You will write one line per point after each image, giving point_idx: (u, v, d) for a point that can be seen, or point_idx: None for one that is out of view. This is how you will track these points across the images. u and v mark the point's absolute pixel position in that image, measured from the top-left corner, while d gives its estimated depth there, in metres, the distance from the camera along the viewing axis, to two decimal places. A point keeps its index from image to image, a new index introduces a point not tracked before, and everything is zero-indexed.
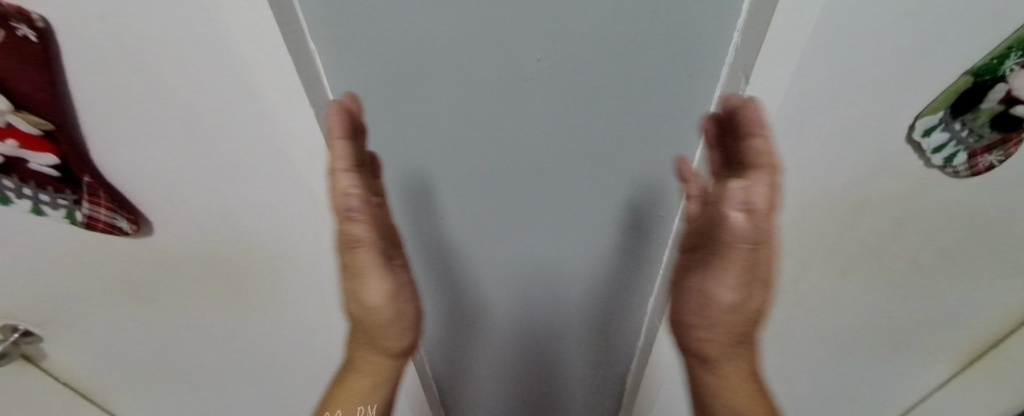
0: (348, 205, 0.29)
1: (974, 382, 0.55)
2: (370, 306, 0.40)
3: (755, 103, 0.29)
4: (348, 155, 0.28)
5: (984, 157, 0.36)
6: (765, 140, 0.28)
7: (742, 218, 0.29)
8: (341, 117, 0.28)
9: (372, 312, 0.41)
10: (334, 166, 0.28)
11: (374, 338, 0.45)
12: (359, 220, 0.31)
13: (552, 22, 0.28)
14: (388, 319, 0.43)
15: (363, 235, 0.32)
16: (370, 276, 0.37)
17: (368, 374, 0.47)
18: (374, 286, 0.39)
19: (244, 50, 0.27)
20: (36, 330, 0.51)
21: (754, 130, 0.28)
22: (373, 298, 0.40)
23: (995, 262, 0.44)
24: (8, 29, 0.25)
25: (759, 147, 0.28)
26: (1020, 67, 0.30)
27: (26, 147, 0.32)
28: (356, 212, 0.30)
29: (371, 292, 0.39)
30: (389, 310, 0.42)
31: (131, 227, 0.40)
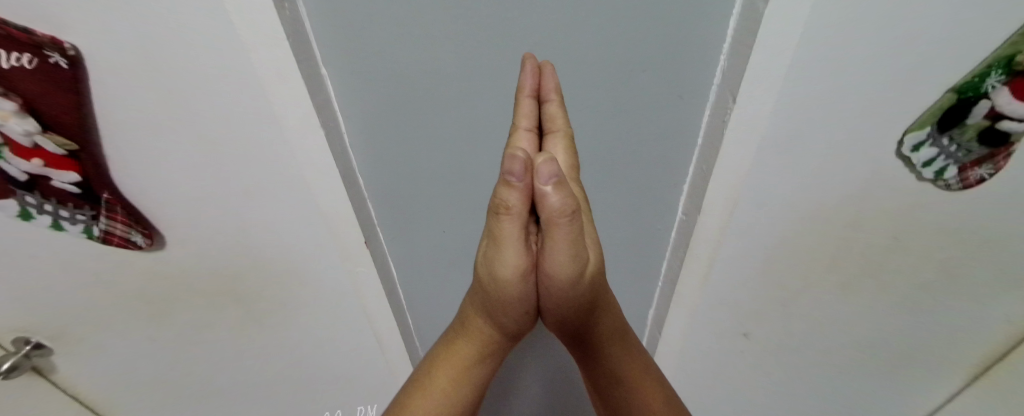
0: (511, 168, 0.23)
1: (982, 395, 0.54)
2: (503, 281, 0.30)
3: (546, 68, 0.29)
4: (531, 115, 0.30)
5: (974, 170, 0.36)
6: (557, 104, 0.30)
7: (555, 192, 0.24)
8: (550, 77, 0.29)
9: (505, 289, 0.31)
10: (519, 124, 0.30)
11: (492, 311, 0.34)
12: (516, 186, 0.24)
13: (547, 52, 0.30)
14: (519, 299, 0.32)
15: (516, 204, 0.25)
16: (509, 248, 0.28)
17: (476, 343, 0.37)
18: (511, 260, 0.28)
19: (265, 77, 0.29)
20: (48, 343, 0.52)
21: (547, 94, 0.30)
22: (507, 273, 0.29)
23: (998, 278, 0.44)
24: (43, 57, 0.28)
25: (552, 112, 0.30)
26: (1001, 85, 0.30)
27: (51, 166, 0.34)
28: (517, 177, 0.24)
29: (507, 269, 0.29)
30: (525, 290, 0.31)
31: (146, 241, 0.41)
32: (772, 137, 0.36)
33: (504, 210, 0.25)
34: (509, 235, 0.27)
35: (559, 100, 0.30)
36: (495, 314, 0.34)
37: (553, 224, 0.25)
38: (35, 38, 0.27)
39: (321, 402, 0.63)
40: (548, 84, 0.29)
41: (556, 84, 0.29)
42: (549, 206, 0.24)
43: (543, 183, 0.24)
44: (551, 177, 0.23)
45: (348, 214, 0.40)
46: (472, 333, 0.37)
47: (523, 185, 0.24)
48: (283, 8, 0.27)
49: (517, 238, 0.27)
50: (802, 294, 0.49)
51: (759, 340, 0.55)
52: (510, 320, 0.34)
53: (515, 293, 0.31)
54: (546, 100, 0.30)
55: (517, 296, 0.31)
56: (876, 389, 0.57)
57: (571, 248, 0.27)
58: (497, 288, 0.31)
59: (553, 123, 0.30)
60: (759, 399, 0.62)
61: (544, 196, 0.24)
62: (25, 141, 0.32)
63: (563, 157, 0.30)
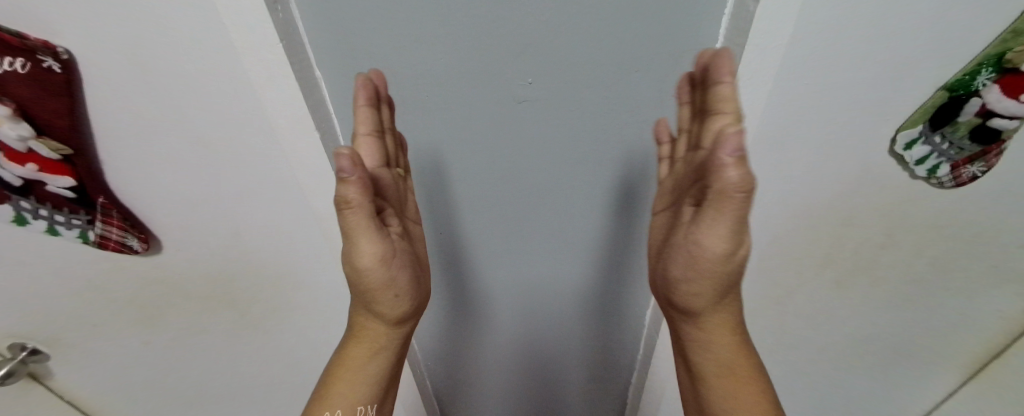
0: (339, 167, 0.23)
1: (977, 388, 0.54)
2: (363, 270, 0.32)
3: (727, 52, 0.25)
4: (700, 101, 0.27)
5: (967, 168, 0.36)
6: (732, 87, 0.25)
7: (735, 169, 0.20)
8: (728, 59, 0.25)
9: (366, 277, 0.33)
10: (357, 131, 0.28)
11: (368, 304, 0.36)
12: (352, 181, 0.25)
13: (540, 52, 0.30)
14: (384, 285, 0.34)
15: (355, 197, 0.26)
16: (364, 239, 0.30)
17: (364, 343, 0.38)
18: (369, 250, 0.31)
19: (256, 80, 0.29)
20: (43, 349, 0.52)
21: (722, 77, 0.25)
22: (365, 263, 0.32)
23: (992, 272, 0.44)
24: (36, 61, 0.27)
25: (725, 95, 0.25)
26: (992, 82, 0.30)
27: (45, 171, 0.34)
28: (348, 174, 0.24)
29: (365, 258, 0.31)
30: (385, 275, 0.33)
31: (141, 246, 0.41)
32: (764, 135, 0.36)
33: (346, 206, 0.26)
34: (360, 226, 0.28)
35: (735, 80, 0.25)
36: (371, 305, 0.36)
37: (725, 198, 0.22)
38: (27, 43, 0.27)
39: None
40: (725, 66, 0.25)
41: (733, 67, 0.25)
42: (724, 183, 0.21)
43: (724, 156, 0.19)
44: (734, 150, 0.19)
45: None
46: (368, 333, 0.38)
47: (359, 180, 0.25)
48: (276, 11, 0.26)
49: (365, 228, 0.29)
50: (798, 293, 0.49)
51: (756, 338, 0.55)
52: (386, 307, 0.36)
53: (377, 280, 0.33)
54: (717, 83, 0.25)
55: (382, 282, 0.34)
56: (873, 386, 0.57)
57: (734, 222, 0.24)
58: (359, 278, 0.33)
59: (725, 107, 0.25)
60: None
61: (721, 171, 0.20)
62: (19, 146, 0.32)
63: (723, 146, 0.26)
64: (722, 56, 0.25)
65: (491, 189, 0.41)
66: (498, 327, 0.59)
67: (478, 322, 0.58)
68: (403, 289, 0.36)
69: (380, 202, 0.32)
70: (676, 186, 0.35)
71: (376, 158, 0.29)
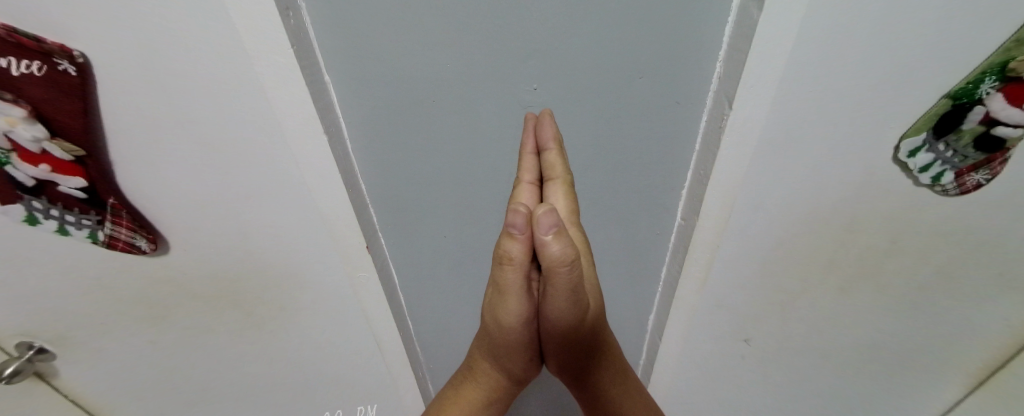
0: (513, 221, 0.26)
1: (984, 396, 0.54)
2: (506, 325, 0.33)
3: (547, 119, 0.31)
4: (534, 168, 0.32)
5: (971, 175, 0.36)
6: (556, 153, 0.31)
7: (555, 242, 0.25)
8: (547, 127, 0.31)
9: (506, 333, 0.33)
10: (521, 177, 0.32)
11: (499, 356, 0.37)
12: (519, 238, 0.26)
13: (545, 58, 0.30)
14: (520, 342, 0.34)
15: (518, 255, 0.27)
16: (513, 298, 0.30)
17: (482, 386, 0.39)
18: (514, 307, 0.31)
19: (266, 83, 0.30)
20: (51, 347, 0.52)
21: (546, 144, 0.31)
22: (510, 319, 0.32)
23: (997, 279, 0.44)
24: (52, 65, 0.28)
25: (552, 160, 0.31)
26: (996, 91, 0.31)
27: (58, 171, 0.35)
28: (518, 229, 0.26)
29: (510, 315, 0.31)
30: (525, 333, 0.34)
31: (148, 246, 0.41)
32: (768, 142, 0.37)
33: (507, 262, 0.28)
34: (511, 283, 0.29)
35: (558, 149, 0.31)
36: (500, 359, 0.37)
37: (554, 272, 0.26)
38: (44, 46, 0.28)
39: (322, 407, 0.63)
40: (546, 135, 0.31)
41: (554, 134, 0.31)
42: (549, 255, 0.25)
43: (543, 233, 0.25)
44: (551, 228, 0.25)
45: (350, 219, 0.40)
46: (480, 378, 0.39)
47: (526, 237, 0.27)
48: (287, 17, 0.27)
49: (518, 287, 0.29)
50: (802, 299, 0.49)
51: (760, 344, 0.55)
52: (515, 365, 0.37)
53: (517, 336, 0.34)
54: (545, 149, 0.31)
55: (519, 341, 0.34)
56: (879, 394, 0.56)
57: (568, 293, 0.28)
58: (502, 334, 0.34)
59: (552, 171, 0.31)
60: (760, 405, 0.62)
61: (543, 246, 0.25)
62: (33, 147, 0.33)
63: (562, 204, 0.31)
64: (542, 123, 0.31)
65: (497, 195, 0.41)
66: None
67: None
68: (534, 352, 0.36)
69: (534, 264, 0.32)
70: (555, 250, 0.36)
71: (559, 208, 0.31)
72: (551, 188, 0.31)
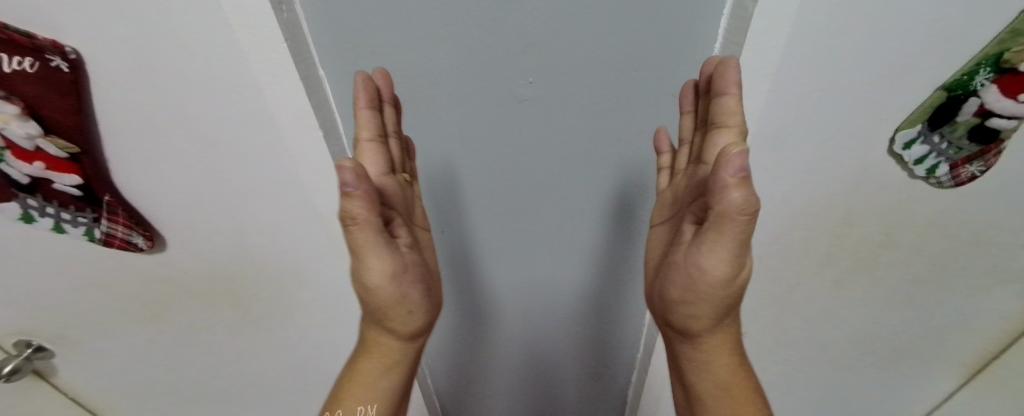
0: (343, 179, 0.22)
1: (977, 388, 0.54)
2: (372, 288, 0.32)
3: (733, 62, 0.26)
4: (372, 125, 0.28)
5: (966, 167, 0.36)
6: (736, 99, 0.27)
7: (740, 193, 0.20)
8: (733, 71, 0.26)
9: (377, 295, 0.33)
10: (361, 135, 0.28)
11: (382, 321, 0.36)
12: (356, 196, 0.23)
13: (541, 53, 0.30)
14: (395, 303, 0.34)
15: (360, 213, 0.25)
16: (369, 257, 0.29)
17: (376, 357, 0.38)
18: (375, 266, 0.30)
19: (261, 79, 0.30)
20: (49, 346, 0.52)
21: (727, 89, 0.27)
22: (374, 280, 0.31)
23: (991, 271, 0.44)
24: (44, 61, 0.28)
25: (730, 108, 0.27)
26: (990, 82, 0.30)
27: (53, 169, 0.34)
28: (352, 187, 0.23)
29: (373, 276, 0.31)
30: (397, 292, 0.33)
31: (146, 244, 0.41)
32: (763, 135, 0.37)
33: (350, 222, 0.25)
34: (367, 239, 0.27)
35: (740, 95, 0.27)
36: (386, 322, 0.36)
37: (726, 220, 0.22)
38: (36, 43, 0.27)
39: (321, 403, 0.64)
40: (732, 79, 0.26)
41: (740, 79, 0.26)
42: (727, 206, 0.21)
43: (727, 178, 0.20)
44: (738, 171, 0.20)
45: None
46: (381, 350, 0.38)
47: (363, 194, 0.24)
48: (280, 10, 0.26)
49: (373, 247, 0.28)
50: (798, 292, 0.50)
51: (757, 337, 0.55)
52: (402, 323, 0.36)
53: (388, 296, 0.33)
54: (723, 93, 0.27)
55: (392, 300, 0.34)
56: (874, 386, 0.57)
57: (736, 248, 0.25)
58: (372, 298, 0.33)
59: (728, 119, 0.27)
60: (757, 398, 0.62)
61: (724, 191, 0.21)
62: (27, 144, 0.33)
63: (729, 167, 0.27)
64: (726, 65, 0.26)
65: (493, 189, 0.41)
66: (503, 327, 0.58)
67: (484, 325, 0.58)
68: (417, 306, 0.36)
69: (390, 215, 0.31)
70: (676, 197, 0.35)
71: (383, 162, 0.29)
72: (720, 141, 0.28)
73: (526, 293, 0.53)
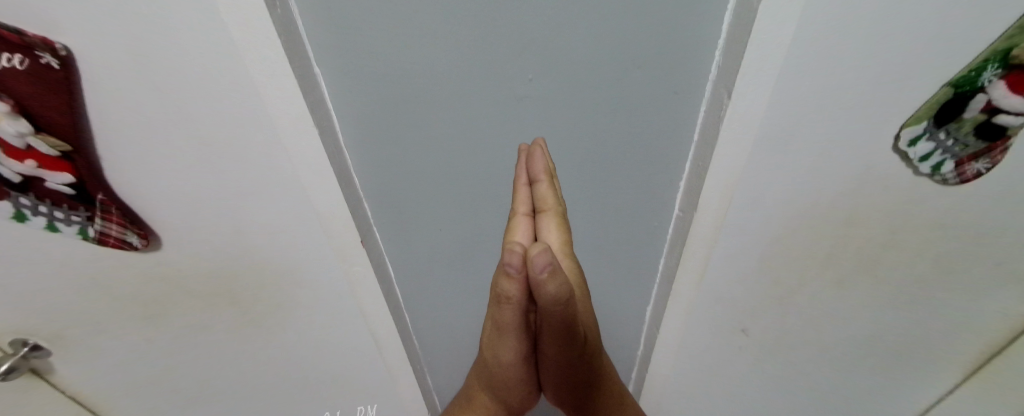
0: (509, 261, 0.25)
1: (979, 391, 0.54)
2: (505, 362, 0.34)
3: (538, 150, 0.31)
4: (529, 200, 0.32)
5: (971, 164, 0.36)
6: (547, 185, 0.32)
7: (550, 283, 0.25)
8: (539, 159, 0.31)
9: (504, 367, 0.35)
10: (517, 209, 0.32)
11: (495, 389, 0.38)
12: (515, 277, 0.26)
13: (540, 50, 0.30)
14: (519, 375, 0.36)
15: (515, 293, 0.28)
16: (510, 336, 0.32)
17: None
18: (509, 346, 0.32)
19: (254, 75, 0.29)
20: (46, 345, 0.52)
21: (537, 176, 0.32)
22: (507, 355, 0.34)
23: (993, 272, 0.43)
24: (33, 58, 0.27)
25: (543, 192, 0.31)
26: (999, 78, 0.30)
27: (45, 167, 0.34)
28: (514, 269, 0.26)
29: (507, 352, 0.33)
30: (523, 368, 0.35)
31: (141, 242, 0.40)
32: (767, 134, 0.36)
33: (506, 300, 0.28)
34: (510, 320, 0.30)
35: (548, 180, 0.32)
36: (496, 388, 0.38)
37: (549, 309, 0.27)
38: (25, 40, 0.26)
39: (320, 402, 0.63)
40: (538, 167, 0.31)
41: (545, 166, 0.32)
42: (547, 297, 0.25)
43: (538, 273, 0.24)
44: (544, 266, 0.24)
45: (344, 214, 0.39)
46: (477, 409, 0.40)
47: (520, 276, 0.26)
48: (274, 7, 0.26)
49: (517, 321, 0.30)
50: (800, 290, 0.49)
51: (758, 337, 0.55)
52: (513, 394, 0.38)
53: (512, 371, 0.35)
54: (538, 181, 0.32)
55: (519, 373, 0.36)
56: (872, 385, 0.57)
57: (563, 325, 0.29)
58: (500, 370, 0.35)
59: (545, 203, 0.31)
60: (758, 397, 0.62)
61: (542, 285, 0.25)
62: (18, 143, 0.32)
63: (555, 237, 0.31)
64: (535, 154, 0.31)
65: (493, 191, 0.40)
66: None
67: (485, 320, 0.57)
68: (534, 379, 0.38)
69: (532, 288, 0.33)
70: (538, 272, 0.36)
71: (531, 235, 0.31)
72: (543, 220, 0.31)
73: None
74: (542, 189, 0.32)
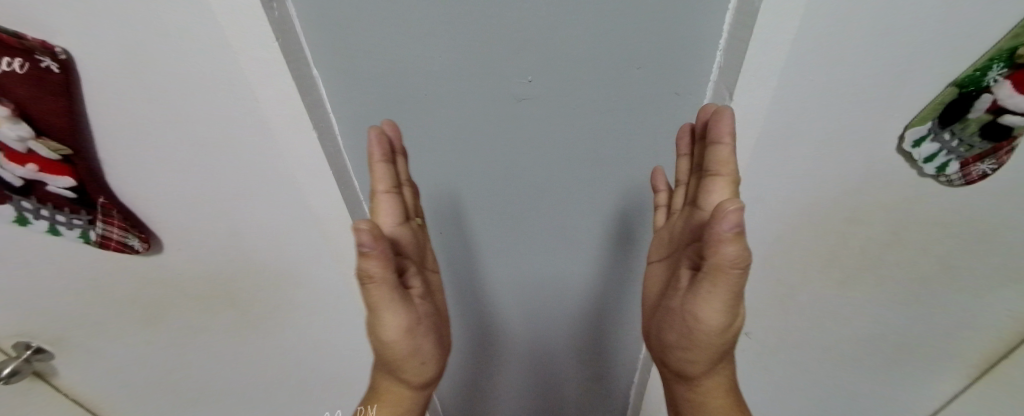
0: (360, 240, 0.25)
1: (985, 393, 0.53)
2: (389, 341, 0.33)
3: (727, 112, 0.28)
4: (388, 175, 0.31)
5: (977, 165, 0.35)
6: (729, 148, 0.29)
7: (729, 249, 0.23)
8: (727, 120, 0.28)
9: (392, 348, 0.34)
10: (375, 187, 0.31)
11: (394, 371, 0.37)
12: (373, 256, 0.26)
13: (538, 51, 0.30)
14: (410, 354, 0.35)
15: (377, 272, 0.27)
16: (387, 313, 0.31)
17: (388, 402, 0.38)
18: (393, 322, 0.32)
19: (252, 77, 0.29)
20: (49, 348, 0.52)
21: (721, 137, 0.28)
22: (391, 335, 0.33)
23: (1000, 273, 0.43)
24: (34, 62, 0.27)
25: (722, 154, 0.29)
26: (1004, 78, 0.29)
27: (45, 171, 0.34)
28: (368, 246, 0.26)
29: (390, 331, 0.33)
30: (411, 345, 0.35)
31: (142, 246, 0.40)
32: (767, 133, 0.36)
33: (369, 279, 0.28)
34: (380, 298, 0.30)
35: (732, 142, 0.29)
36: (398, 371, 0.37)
37: (721, 273, 0.25)
38: (26, 43, 0.27)
39: (323, 402, 0.63)
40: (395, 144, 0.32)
41: (732, 128, 0.28)
42: (721, 260, 0.24)
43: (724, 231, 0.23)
44: (733, 226, 0.22)
45: (344, 216, 0.39)
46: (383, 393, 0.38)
47: (379, 253, 0.26)
48: (272, 9, 0.26)
49: (388, 299, 0.30)
50: (804, 291, 0.49)
51: (761, 337, 0.55)
52: (413, 374, 0.37)
53: (404, 349, 0.35)
54: (718, 142, 0.29)
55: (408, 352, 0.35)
56: (876, 386, 0.56)
57: (725, 302, 0.27)
58: (388, 353, 0.34)
59: (722, 167, 0.29)
60: (760, 398, 0.62)
61: (719, 245, 0.23)
62: (19, 147, 0.32)
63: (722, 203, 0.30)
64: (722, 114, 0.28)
65: (493, 192, 0.40)
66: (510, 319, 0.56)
67: (488, 318, 0.56)
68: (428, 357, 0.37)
69: (403, 260, 0.34)
70: (671, 237, 0.38)
71: (398, 208, 0.32)
72: (714, 184, 0.30)
73: (535, 285, 0.51)
74: (720, 152, 0.29)
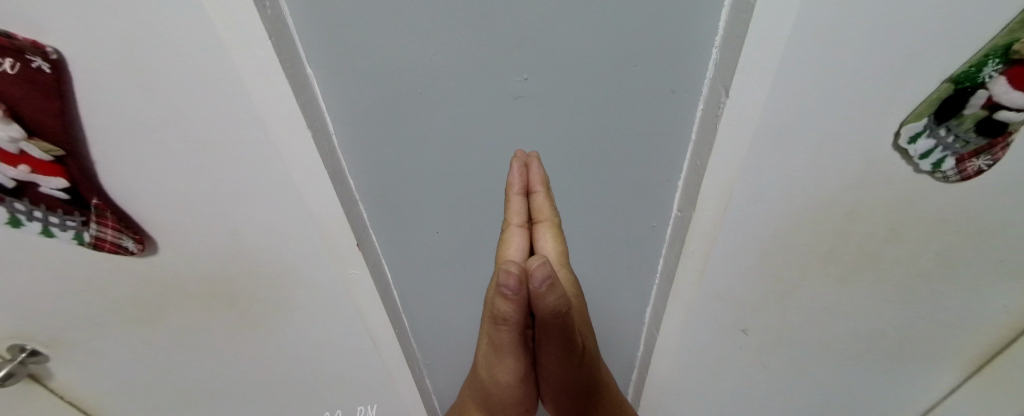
0: (505, 282, 0.25)
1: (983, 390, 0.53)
2: (502, 383, 0.34)
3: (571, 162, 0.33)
4: (521, 211, 0.33)
5: (972, 161, 0.35)
6: (544, 196, 0.33)
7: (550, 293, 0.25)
8: (539, 169, 0.33)
9: (500, 389, 0.35)
10: (510, 220, 0.33)
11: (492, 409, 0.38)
12: (511, 299, 0.26)
13: (534, 49, 0.30)
14: (516, 397, 0.35)
15: (510, 314, 0.27)
16: (506, 358, 0.31)
17: None
18: (507, 366, 0.32)
19: (246, 78, 0.29)
20: (44, 349, 0.52)
21: (535, 187, 0.33)
22: (505, 376, 0.33)
23: (994, 269, 0.43)
24: (24, 62, 0.27)
25: (541, 203, 0.33)
26: (1000, 74, 0.29)
27: (38, 172, 0.33)
28: (510, 290, 0.25)
29: (504, 373, 0.33)
30: (519, 388, 0.35)
31: (136, 247, 0.40)
32: (763, 131, 0.36)
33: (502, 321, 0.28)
34: (504, 340, 0.29)
35: (544, 190, 0.33)
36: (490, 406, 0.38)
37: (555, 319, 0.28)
38: (16, 43, 0.26)
39: (322, 403, 0.63)
40: (535, 178, 0.33)
41: (543, 178, 0.33)
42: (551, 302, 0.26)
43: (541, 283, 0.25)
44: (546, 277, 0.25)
45: (340, 216, 0.39)
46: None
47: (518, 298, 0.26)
48: (264, 7, 0.26)
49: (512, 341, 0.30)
50: (801, 288, 0.49)
51: (759, 334, 0.55)
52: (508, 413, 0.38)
53: (508, 393, 0.35)
54: (535, 191, 0.33)
55: (512, 394, 0.35)
56: (873, 384, 0.56)
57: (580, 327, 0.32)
58: (497, 390, 0.35)
59: (541, 213, 0.33)
60: (758, 395, 0.62)
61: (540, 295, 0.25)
62: (11, 148, 0.31)
63: (551, 247, 0.33)
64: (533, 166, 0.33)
65: (490, 192, 0.40)
66: None
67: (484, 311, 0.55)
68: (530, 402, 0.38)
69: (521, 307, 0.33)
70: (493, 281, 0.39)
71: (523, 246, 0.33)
72: (540, 230, 0.33)
73: None
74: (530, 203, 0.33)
